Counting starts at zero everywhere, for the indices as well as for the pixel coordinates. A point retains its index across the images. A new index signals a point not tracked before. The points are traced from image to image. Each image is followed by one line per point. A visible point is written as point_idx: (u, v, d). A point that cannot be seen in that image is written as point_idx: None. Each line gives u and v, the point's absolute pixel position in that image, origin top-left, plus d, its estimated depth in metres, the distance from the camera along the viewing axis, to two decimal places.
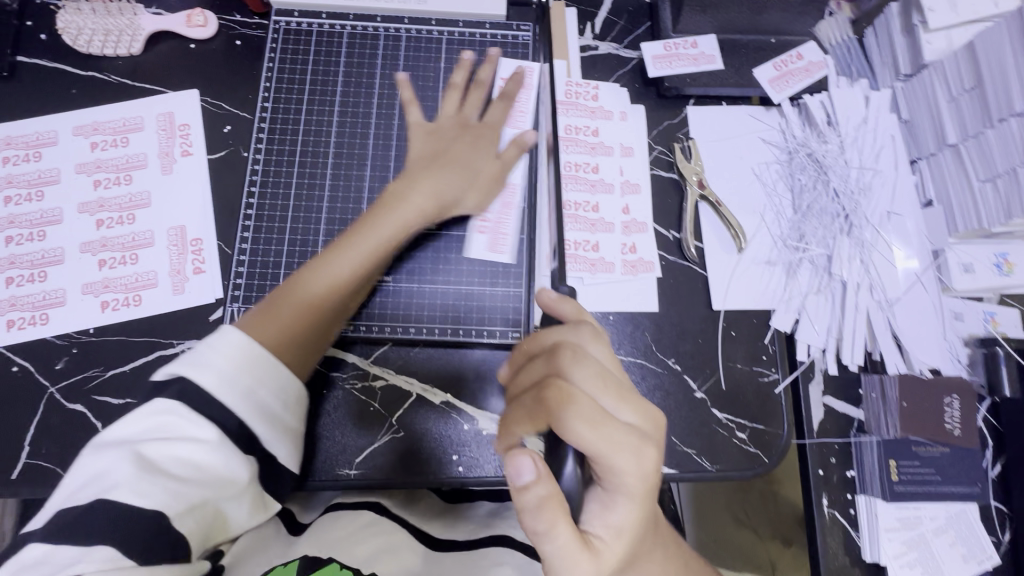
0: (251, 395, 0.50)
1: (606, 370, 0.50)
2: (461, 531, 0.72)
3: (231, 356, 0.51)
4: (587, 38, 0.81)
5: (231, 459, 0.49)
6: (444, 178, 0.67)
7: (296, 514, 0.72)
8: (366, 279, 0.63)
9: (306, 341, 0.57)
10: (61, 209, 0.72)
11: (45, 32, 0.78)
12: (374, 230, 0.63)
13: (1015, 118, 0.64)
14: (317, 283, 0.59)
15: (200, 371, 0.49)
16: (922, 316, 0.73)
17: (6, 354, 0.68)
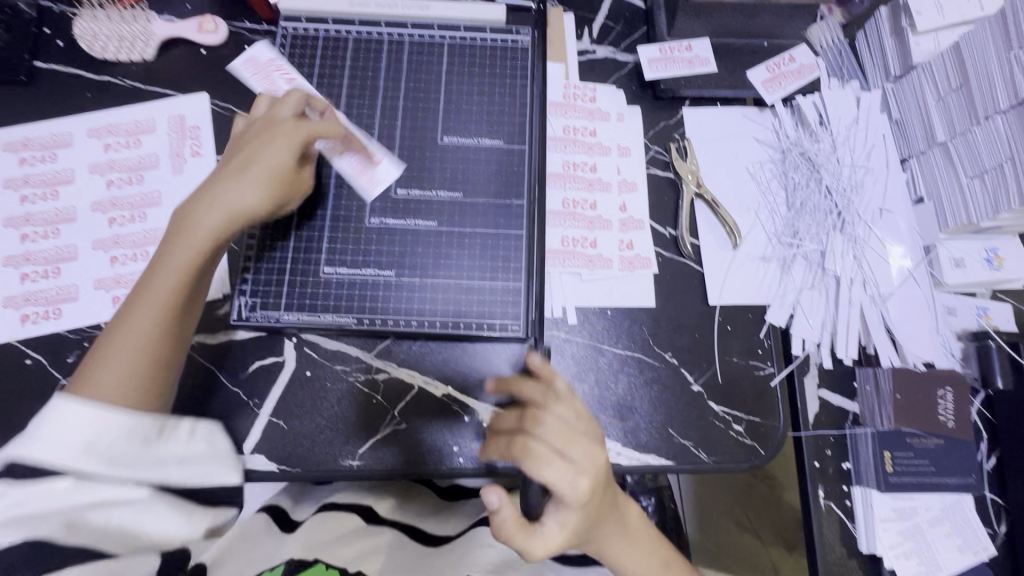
0: (91, 447, 0.52)
1: (562, 419, 0.58)
2: (453, 527, 0.77)
3: (70, 428, 0.52)
4: (584, 43, 0.84)
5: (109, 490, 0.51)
6: (250, 188, 0.62)
7: (289, 510, 0.76)
8: (190, 311, 0.62)
9: (148, 383, 0.59)
10: (75, 208, 0.75)
11: (63, 39, 0.81)
12: (174, 257, 0.60)
13: (1000, 116, 0.66)
14: (131, 331, 0.59)
15: (41, 442, 0.51)
16: (915, 310, 0.74)
17: (20, 347, 0.70)
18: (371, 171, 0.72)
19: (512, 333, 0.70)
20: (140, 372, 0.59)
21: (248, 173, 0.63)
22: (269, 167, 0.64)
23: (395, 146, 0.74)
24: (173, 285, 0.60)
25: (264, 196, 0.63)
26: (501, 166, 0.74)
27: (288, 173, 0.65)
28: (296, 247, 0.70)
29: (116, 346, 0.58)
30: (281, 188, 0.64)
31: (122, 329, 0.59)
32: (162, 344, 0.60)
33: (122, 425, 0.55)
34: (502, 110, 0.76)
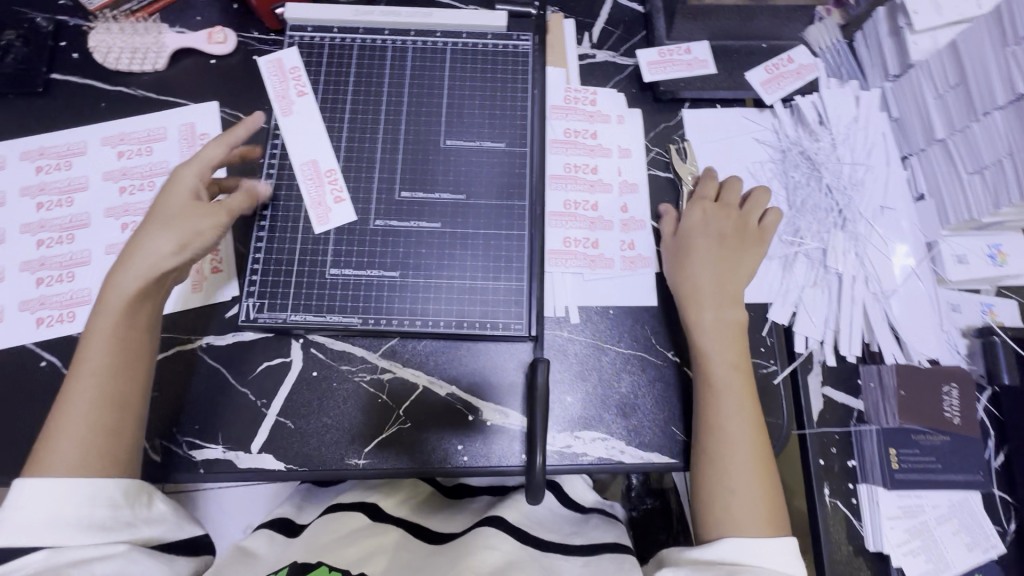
0: (56, 521, 0.53)
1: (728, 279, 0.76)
2: (457, 524, 0.74)
3: (36, 504, 0.53)
4: (584, 47, 0.86)
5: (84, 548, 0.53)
6: (157, 237, 0.61)
7: (292, 517, 0.75)
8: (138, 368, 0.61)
9: (106, 448, 0.57)
10: (88, 214, 0.77)
11: (78, 52, 0.83)
12: (99, 324, 0.60)
13: (998, 112, 0.66)
14: (73, 406, 0.57)
15: (11, 524, 0.53)
16: (919, 307, 0.74)
17: (35, 349, 0.72)
18: (326, 210, 0.72)
19: (516, 332, 0.70)
20: (89, 439, 0.56)
21: (157, 222, 0.63)
22: (173, 213, 0.63)
23: (399, 149, 0.76)
24: (105, 350, 0.59)
25: (171, 240, 0.61)
26: (503, 168, 0.75)
27: (190, 213, 0.63)
28: (303, 250, 0.72)
29: (63, 418, 0.57)
30: (184, 228, 0.62)
31: (64, 402, 0.58)
32: (100, 410, 0.58)
33: (84, 489, 0.55)
34: (504, 114, 0.78)
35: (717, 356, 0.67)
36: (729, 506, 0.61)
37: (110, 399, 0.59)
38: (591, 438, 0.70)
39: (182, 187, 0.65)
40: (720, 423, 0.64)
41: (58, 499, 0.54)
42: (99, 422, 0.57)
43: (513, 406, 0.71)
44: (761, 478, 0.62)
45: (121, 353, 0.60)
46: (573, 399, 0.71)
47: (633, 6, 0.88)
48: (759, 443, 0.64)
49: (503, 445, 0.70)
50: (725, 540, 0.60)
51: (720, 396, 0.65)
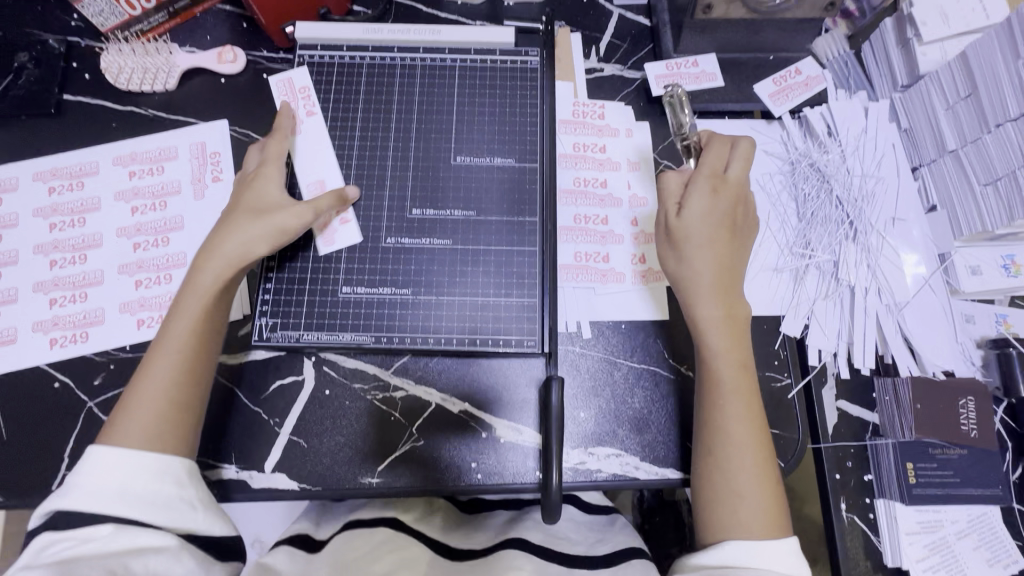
0: (129, 491, 0.54)
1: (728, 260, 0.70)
2: (477, 542, 0.74)
3: (105, 471, 0.54)
4: (592, 61, 0.86)
5: (140, 535, 0.52)
6: (250, 225, 0.65)
7: (310, 532, 0.75)
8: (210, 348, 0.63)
9: (183, 424, 0.59)
10: (101, 234, 0.77)
11: (89, 72, 0.84)
12: (187, 304, 0.63)
13: (1011, 123, 0.66)
14: (155, 379, 0.59)
15: (80, 495, 0.53)
16: (933, 318, 0.74)
17: (49, 371, 0.72)
18: (333, 231, 0.72)
19: (528, 348, 0.70)
20: (161, 415, 0.58)
21: (245, 211, 0.66)
22: (262, 205, 0.66)
23: (409, 166, 0.76)
24: (189, 329, 0.62)
25: (261, 231, 0.65)
26: (514, 184, 0.76)
27: (280, 206, 0.66)
28: (314, 268, 0.72)
29: (139, 390, 0.58)
30: (268, 219, 0.65)
31: (143, 376, 0.59)
32: (178, 388, 0.59)
33: (150, 462, 0.55)
34: (513, 130, 0.78)
35: (720, 353, 0.64)
36: (733, 506, 0.59)
37: (185, 377, 0.60)
38: (605, 454, 0.70)
39: (272, 181, 0.68)
40: (725, 423, 0.62)
41: (128, 469, 0.54)
42: (175, 398, 0.59)
43: (527, 423, 0.71)
44: (764, 476, 0.60)
45: (200, 334, 0.62)
46: (587, 415, 0.71)
47: (639, 19, 0.88)
48: (762, 442, 0.62)
49: (517, 462, 0.70)
50: (730, 544, 0.57)
51: (720, 396, 0.63)
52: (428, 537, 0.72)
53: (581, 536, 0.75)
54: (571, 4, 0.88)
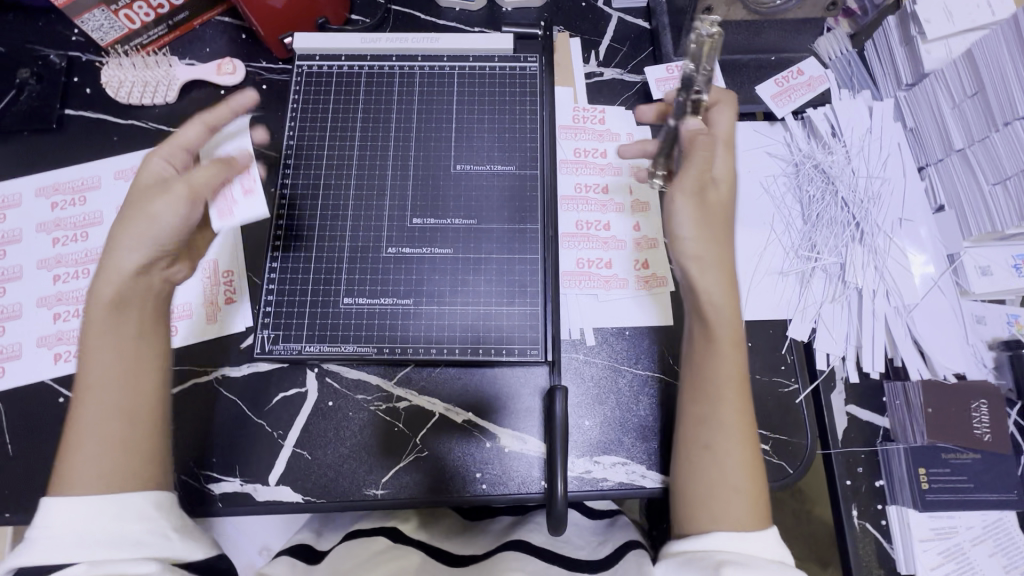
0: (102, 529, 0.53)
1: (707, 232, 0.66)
2: (478, 546, 0.73)
3: (69, 521, 0.52)
4: (591, 66, 0.85)
5: (122, 560, 0.51)
6: (138, 242, 0.60)
7: (312, 542, 0.74)
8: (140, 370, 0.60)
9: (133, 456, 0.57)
10: (103, 248, 0.77)
11: (90, 87, 0.84)
12: (95, 340, 0.59)
13: (1019, 122, 0.65)
14: (87, 423, 0.56)
15: (42, 547, 0.51)
16: (943, 320, 0.73)
17: (53, 386, 0.72)
18: (232, 203, 0.65)
19: (531, 357, 0.70)
20: (110, 455, 0.55)
21: (123, 223, 0.61)
22: (141, 209, 0.61)
23: (409, 175, 0.75)
24: (109, 361, 0.58)
25: (140, 244, 0.60)
26: (515, 191, 0.75)
27: (149, 203, 0.61)
28: (314, 280, 0.72)
29: (83, 430, 0.56)
30: (150, 231, 0.60)
31: (76, 413, 0.57)
32: (115, 423, 0.57)
33: (118, 506, 0.54)
34: (513, 137, 0.77)
35: (722, 348, 0.62)
36: (722, 498, 0.58)
37: (126, 412, 0.58)
38: (611, 462, 0.69)
39: (164, 177, 0.63)
40: (717, 415, 0.61)
41: (93, 513, 0.53)
42: (125, 433, 0.57)
43: (531, 432, 0.70)
44: (752, 466, 0.60)
45: (131, 359, 0.59)
46: (592, 423, 0.70)
47: (639, 22, 0.88)
48: (749, 436, 0.61)
49: (522, 471, 0.69)
50: (719, 533, 0.56)
51: (717, 393, 0.61)
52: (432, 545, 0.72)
53: (585, 540, 0.75)
54: (569, 9, 0.88)
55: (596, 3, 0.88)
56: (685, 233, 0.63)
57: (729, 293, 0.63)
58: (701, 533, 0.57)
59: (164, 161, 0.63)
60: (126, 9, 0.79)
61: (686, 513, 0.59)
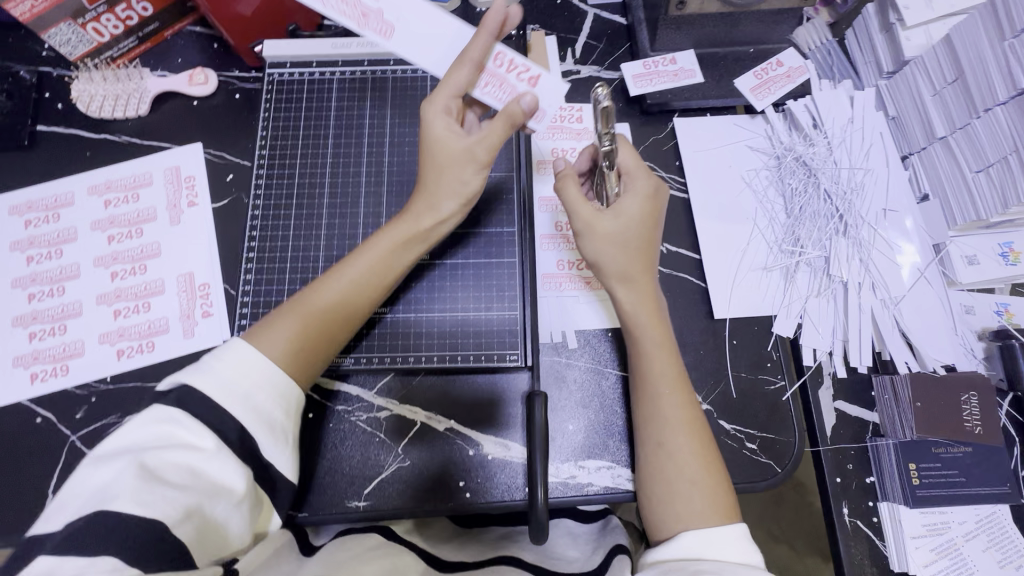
0: (250, 400, 0.53)
1: (632, 231, 0.61)
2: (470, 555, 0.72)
3: (233, 362, 0.54)
4: (568, 64, 0.84)
5: (228, 465, 0.49)
6: (464, 170, 0.62)
7: (309, 535, 0.70)
8: (371, 295, 0.64)
9: (313, 359, 0.60)
10: (78, 265, 0.76)
11: (62, 102, 0.83)
12: (371, 254, 0.64)
13: (1000, 107, 0.64)
14: (307, 304, 0.61)
15: (204, 379, 0.52)
16: (931, 311, 0.71)
17: (30, 406, 0.71)
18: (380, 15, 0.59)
19: (510, 362, 0.69)
20: (304, 343, 0.59)
21: (436, 172, 0.63)
22: (442, 165, 0.62)
23: (383, 181, 0.76)
24: (364, 274, 0.63)
25: (449, 192, 0.63)
26: (491, 194, 0.74)
27: (459, 173, 0.62)
28: (290, 291, 0.72)
29: (285, 310, 0.61)
30: (449, 170, 0.62)
31: (301, 299, 0.62)
32: (327, 325, 0.61)
33: (280, 381, 0.55)
34: None
35: (654, 347, 0.63)
36: (684, 495, 0.57)
37: (325, 309, 0.61)
38: (596, 467, 0.68)
39: (447, 133, 0.61)
40: (662, 412, 0.61)
41: (256, 372, 0.54)
42: (324, 324, 0.61)
43: (514, 438, 0.69)
44: (708, 459, 0.59)
45: (371, 281, 0.64)
46: (575, 427, 0.69)
47: (615, 18, 0.86)
48: (700, 430, 0.60)
49: (507, 478, 0.68)
50: (688, 533, 0.55)
51: (660, 390, 0.61)
52: (425, 552, 0.70)
53: (580, 550, 0.76)
54: (544, 7, 0.87)
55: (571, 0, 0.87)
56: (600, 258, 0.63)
57: (647, 291, 0.63)
58: (674, 535, 0.56)
59: (446, 107, 0.61)
60: (93, 22, 0.77)
61: (656, 518, 0.59)
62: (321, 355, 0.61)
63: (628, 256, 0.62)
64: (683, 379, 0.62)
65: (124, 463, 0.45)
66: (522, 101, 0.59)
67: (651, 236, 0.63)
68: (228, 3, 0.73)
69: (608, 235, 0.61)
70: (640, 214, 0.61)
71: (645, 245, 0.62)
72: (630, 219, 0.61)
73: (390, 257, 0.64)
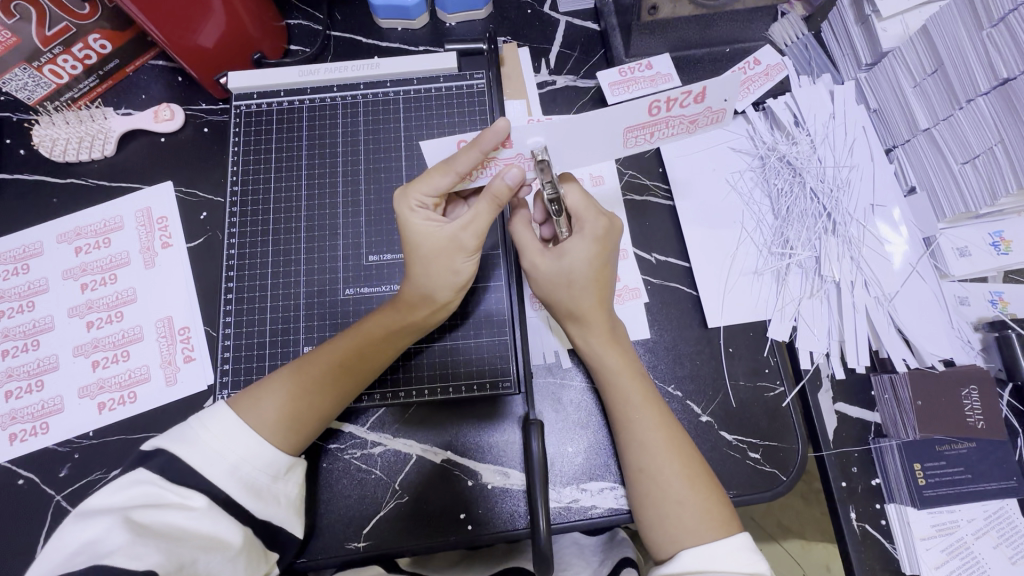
0: (234, 467, 0.53)
1: (596, 263, 0.61)
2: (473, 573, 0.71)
3: (215, 432, 0.54)
4: (543, 75, 0.82)
5: (219, 520, 0.50)
6: (459, 260, 0.59)
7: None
8: (376, 361, 0.62)
9: (300, 426, 0.58)
10: (51, 316, 0.74)
11: (23, 147, 0.80)
12: (380, 317, 0.62)
13: (983, 98, 0.63)
14: (311, 366, 0.60)
15: (187, 446, 0.53)
16: (924, 305, 0.70)
17: (10, 468, 0.69)
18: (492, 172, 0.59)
19: (504, 389, 0.68)
20: (294, 409, 0.58)
21: (421, 260, 0.59)
22: (428, 255, 0.59)
23: (361, 211, 0.74)
24: (370, 338, 0.61)
25: (433, 277, 0.59)
26: None
27: (449, 262, 0.59)
28: (273, 330, 0.70)
29: (288, 370, 0.60)
30: (439, 263, 0.59)
31: (308, 358, 0.61)
32: (328, 389, 0.60)
33: (263, 451, 0.55)
34: None
35: (617, 374, 0.62)
36: (674, 516, 0.56)
37: (309, 384, 0.59)
38: (599, 489, 0.66)
39: (428, 225, 0.59)
40: (638, 436, 0.60)
41: (237, 440, 0.54)
42: (310, 401, 0.59)
43: (513, 465, 0.68)
44: (694, 476, 0.58)
45: (357, 366, 0.61)
46: (575, 450, 0.68)
47: (587, 24, 0.85)
48: (684, 450, 0.59)
49: (508, 507, 0.66)
50: (685, 552, 0.54)
51: (632, 414, 0.61)
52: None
53: (584, 560, 0.74)
54: (513, 19, 0.85)
55: (542, 9, 0.85)
56: (560, 291, 0.63)
57: (602, 313, 0.63)
58: (670, 556, 0.56)
59: (422, 201, 0.59)
60: (50, 63, 0.75)
61: (650, 535, 0.58)
62: (302, 434, 0.59)
63: (578, 296, 0.62)
64: (653, 400, 0.62)
65: (113, 521, 0.46)
66: (507, 176, 0.56)
67: (603, 273, 0.62)
68: (189, 37, 0.71)
69: (557, 278, 0.62)
70: (596, 244, 0.61)
71: (597, 282, 0.62)
72: (575, 261, 0.61)
73: (382, 341, 0.61)
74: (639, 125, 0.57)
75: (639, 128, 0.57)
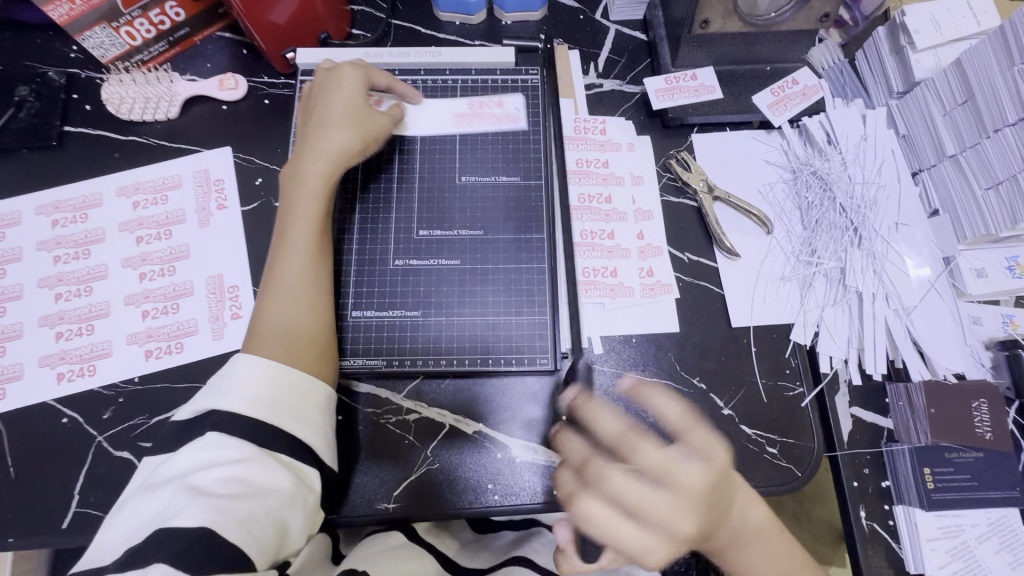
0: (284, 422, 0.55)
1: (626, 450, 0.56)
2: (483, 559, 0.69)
3: (271, 384, 0.57)
4: (591, 77, 0.87)
5: (271, 471, 0.52)
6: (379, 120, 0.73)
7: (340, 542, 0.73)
8: (326, 237, 0.68)
9: (309, 346, 0.62)
10: (106, 265, 0.76)
11: (90, 103, 0.84)
12: (308, 185, 0.68)
13: (1010, 128, 0.68)
14: (282, 283, 0.64)
15: (238, 400, 0.55)
16: (942, 321, 0.74)
17: (57, 406, 0.71)
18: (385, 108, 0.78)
19: (541, 366, 0.71)
20: (299, 339, 0.62)
21: (349, 118, 0.70)
22: (354, 116, 0.71)
23: (413, 188, 0.77)
24: (310, 206, 0.67)
25: (355, 131, 0.70)
26: (518, 203, 0.77)
27: (370, 120, 0.72)
28: None
29: (262, 325, 0.62)
30: (368, 125, 0.72)
31: (271, 281, 0.64)
32: (307, 292, 0.64)
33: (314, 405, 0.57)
34: (518, 149, 0.79)
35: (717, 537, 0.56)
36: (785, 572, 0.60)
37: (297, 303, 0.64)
38: None
39: (352, 93, 0.72)
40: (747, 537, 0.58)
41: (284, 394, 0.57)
42: (300, 322, 0.63)
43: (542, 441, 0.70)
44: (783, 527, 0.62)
45: (310, 244, 0.66)
46: None
47: (635, 34, 0.89)
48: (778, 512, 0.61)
49: (534, 481, 0.69)
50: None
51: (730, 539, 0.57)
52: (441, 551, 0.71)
53: None
54: (566, 21, 0.90)
55: (594, 16, 0.90)
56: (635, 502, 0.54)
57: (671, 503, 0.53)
58: None
59: (342, 77, 0.72)
60: (127, 26, 0.79)
61: None
62: (320, 359, 0.62)
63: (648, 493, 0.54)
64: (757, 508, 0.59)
65: (173, 489, 0.48)
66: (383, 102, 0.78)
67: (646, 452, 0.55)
68: (264, 12, 0.75)
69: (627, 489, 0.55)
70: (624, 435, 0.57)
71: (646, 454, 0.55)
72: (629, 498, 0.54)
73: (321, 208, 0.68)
74: (465, 114, 0.80)
75: (466, 116, 0.80)
